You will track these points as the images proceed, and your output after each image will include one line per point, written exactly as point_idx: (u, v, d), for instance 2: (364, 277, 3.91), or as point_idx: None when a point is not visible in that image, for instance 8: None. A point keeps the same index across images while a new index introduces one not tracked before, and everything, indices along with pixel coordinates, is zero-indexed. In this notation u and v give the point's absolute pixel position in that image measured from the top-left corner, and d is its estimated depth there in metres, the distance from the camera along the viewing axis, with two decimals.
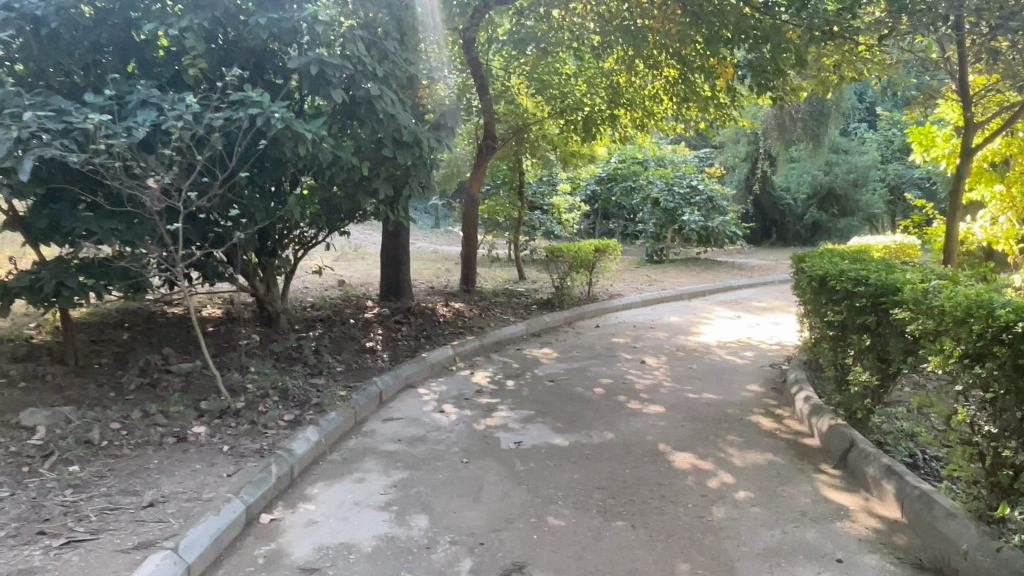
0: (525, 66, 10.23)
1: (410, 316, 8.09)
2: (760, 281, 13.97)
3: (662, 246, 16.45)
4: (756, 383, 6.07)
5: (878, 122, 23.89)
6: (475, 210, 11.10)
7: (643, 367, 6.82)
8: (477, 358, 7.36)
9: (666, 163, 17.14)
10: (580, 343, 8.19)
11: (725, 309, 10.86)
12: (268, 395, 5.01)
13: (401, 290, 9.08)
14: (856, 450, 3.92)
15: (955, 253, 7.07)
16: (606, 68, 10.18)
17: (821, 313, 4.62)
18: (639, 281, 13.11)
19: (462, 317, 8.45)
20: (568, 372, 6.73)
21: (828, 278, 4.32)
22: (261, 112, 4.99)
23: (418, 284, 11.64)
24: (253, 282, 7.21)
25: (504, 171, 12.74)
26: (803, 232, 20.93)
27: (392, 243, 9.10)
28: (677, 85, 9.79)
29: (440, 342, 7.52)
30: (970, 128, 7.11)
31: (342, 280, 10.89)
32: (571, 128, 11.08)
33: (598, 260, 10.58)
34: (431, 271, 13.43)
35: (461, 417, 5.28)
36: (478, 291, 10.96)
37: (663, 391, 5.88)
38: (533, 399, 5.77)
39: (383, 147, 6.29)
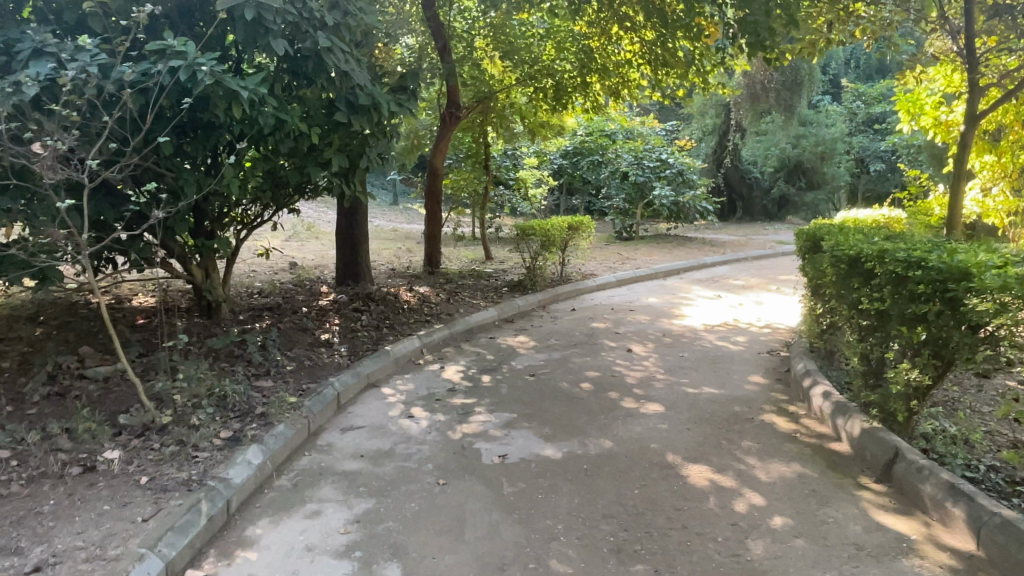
0: (490, 26, 9.59)
1: (371, 303, 7.30)
2: (733, 257, 13.54)
3: (632, 222, 15.88)
4: (758, 373, 5.50)
5: (843, 94, 23.76)
6: (439, 184, 10.28)
7: (631, 357, 6.19)
8: (446, 350, 6.62)
9: (635, 135, 16.50)
10: (558, 329, 7.52)
11: (703, 289, 10.32)
12: (201, 405, 4.21)
13: (359, 274, 8.26)
14: (903, 463, 3.36)
15: (958, 225, 6.63)
16: (576, 33, 9.69)
17: (843, 297, 4.08)
18: (611, 259, 12.51)
19: (428, 303, 7.69)
20: (548, 364, 6.05)
21: (859, 256, 3.77)
22: (186, 65, 4.17)
23: (377, 266, 10.83)
24: (189, 268, 6.34)
25: (468, 143, 11.95)
26: (770, 207, 20.65)
27: (348, 221, 8.25)
28: (653, 48, 9.14)
29: (404, 332, 6.77)
30: (975, 92, 6.55)
31: (294, 263, 10.01)
32: (540, 96, 10.39)
33: (571, 238, 9.92)
34: (392, 251, 12.57)
35: (432, 424, 4.57)
36: (443, 273, 10.23)
37: (658, 386, 5.25)
38: (513, 398, 5.09)
39: (335, 111, 5.57)
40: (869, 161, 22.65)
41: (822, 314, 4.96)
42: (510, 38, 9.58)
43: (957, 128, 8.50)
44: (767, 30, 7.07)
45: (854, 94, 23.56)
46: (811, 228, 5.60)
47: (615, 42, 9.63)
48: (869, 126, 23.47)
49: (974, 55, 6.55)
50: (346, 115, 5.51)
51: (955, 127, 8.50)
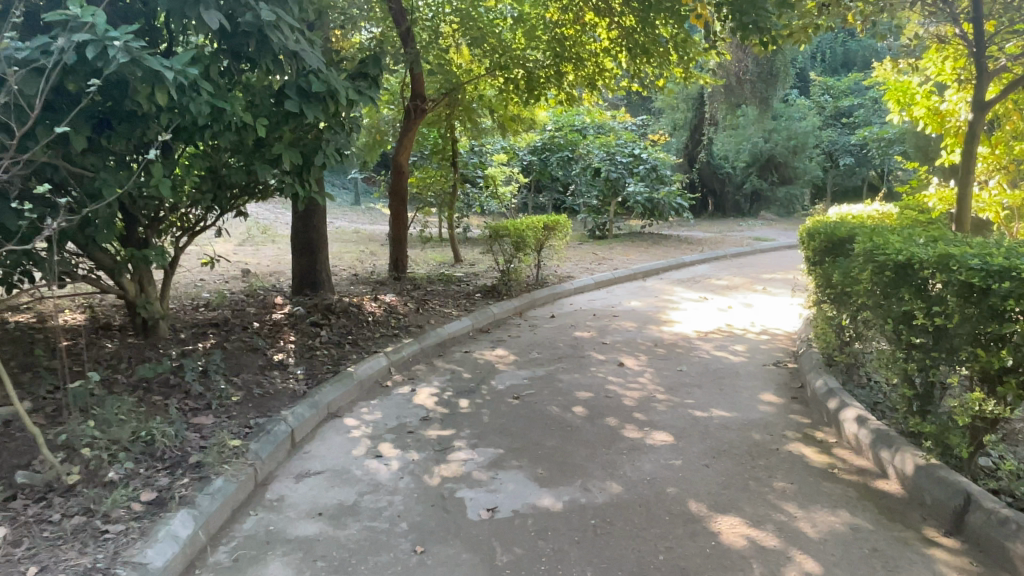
0: (456, 10, 8.72)
1: (331, 316, 6.54)
2: (711, 256, 13.07)
3: (606, 220, 15.35)
4: (770, 390, 4.92)
5: (812, 87, 23.72)
6: (404, 182, 9.51)
7: (625, 372, 5.57)
8: (416, 368, 5.91)
9: (607, 130, 15.86)
10: (539, 340, 6.87)
11: (687, 290, 9.77)
12: (121, 458, 3.45)
13: (318, 282, 7.49)
14: (978, 513, 2.78)
15: (967, 221, 6.12)
16: (548, 20, 9.14)
17: (882, 309, 3.53)
18: (587, 260, 11.92)
19: (395, 313, 6.97)
20: (534, 383, 5.39)
21: (911, 262, 3.21)
22: (95, 40, 3.42)
23: (339, 272, 10.06)
24: (119, 282, 5.52)
25: (433, 139, 11.26)
26: (742, 203, 20.37)
27: (304, 224, 7.47)
28: (631, 36, 8.56)
29: (369, 348, 6.04)
30: (983, 79, 5.98)
31: (246, 272, 9.16)
32: (510, 88, 9.70)
33: (547, 239, 9.27)
34: (354, 255, 11.78)
35: (405, 464, 3.88)
36: (410, 278, 9.51)
37: (660, 409, 4.63)
38: (497, 428, 4.42)
39: (285, 99, 4.88)
40: (838, 155, 22.66)
41: (846, 324, 4.41)
42: (479, 23, 8.75)
43: (952, 118, 8.09)
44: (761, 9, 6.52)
45: (822, 87, 23.52)
46: (823, 226, 5.08)
47: (591, 28, 9.13)
48: (837, 120, 23.45)
49: (983, 38, 5.88)
50: (297, 103, 4.84)
51: (950, 117, 8.06)
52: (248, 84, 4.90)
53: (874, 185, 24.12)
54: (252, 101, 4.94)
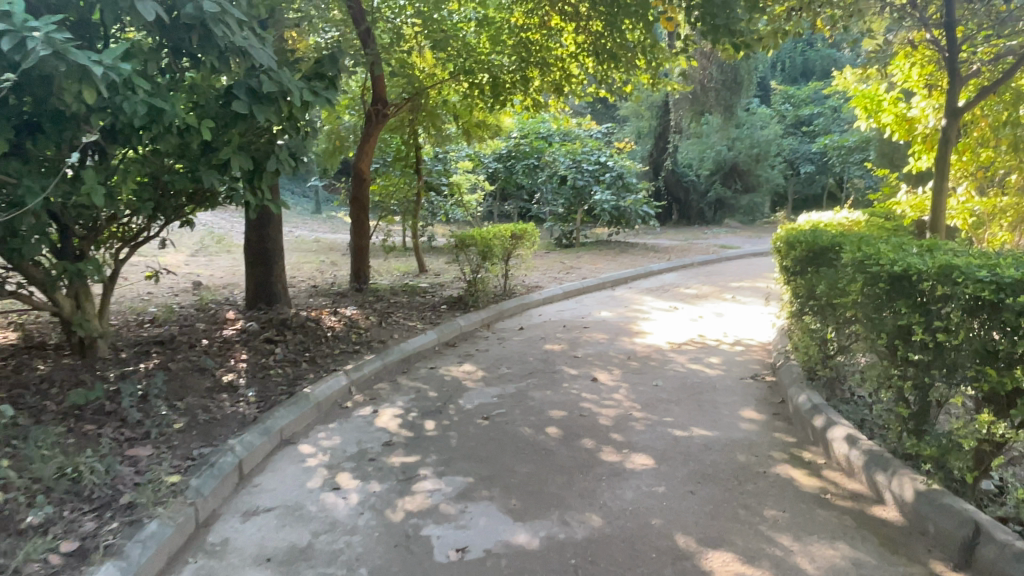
0: (418, 13, 8.39)
1: (286, 332, 6.16)
2: (679, 264, 12.96)
3: (572, 228, 15.18)
4: (750, 406, 4.70)
5: (773, 97, 24.05)
6: (365, 190, 9.13)
7: (599, 389, 5.31)
8: (378, 387, 5.56)
9: (573, 137, 15.69)
10: (507, 354, 6.58)
11: (657, 300, 9.60)
12: (40, 502, 3.06)
13: (273, 295, 7.08)
14: (990, 545, 2.57)
15: (942, 225, 6.07)
16: (512, 24, 9.07)
17: (873, 322, 3.35)
18: (555, 269, 11.69)
19: (356, 328, 6.60)
20: (503, 402, 5.09)
21: (908, 273, 3.02)
22: (11, 32, 3.06)
23: (298, 284, 9.63)
24: (53, 298, 5.08)
25: (395, 145, 10.96)
26: (707, 211, 20.46)
27: (258, 235, 7.05)
28: (599, 41, 8.38)
29: (327, 365, 5.68)
30: (955, 84, 5.96)
31: (198, 285, 8.69)
32: (475, 93, 9.33)
33: (514, 248, 8.99)
34: (313, 266, 11.34)
35: (366, 497, 3.54)
36: (372, 290, 9.13)
37: (638, 429, 4.37)
38: (466, 452, 4.10)
39: (233, 100, 4.56)
40: (799, 163, 22.96)
41: (831, 337, 4.22)
42: (443, 26, 8.48)
43: (919, 124, 8.07)
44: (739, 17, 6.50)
45: (782, 96, 23.86)
46: (802, 234, 4.92)
47: (557, 33, 9.03)
48: (797, 128, 23.78)
49: (956, 43, 5.93)
50: (246, 104, 4.52)
51: (919, 125, 8.02)
52: (192, 84, 4.56)
53: (834, 192, 24.50)
54: (197, 102, 4.60)
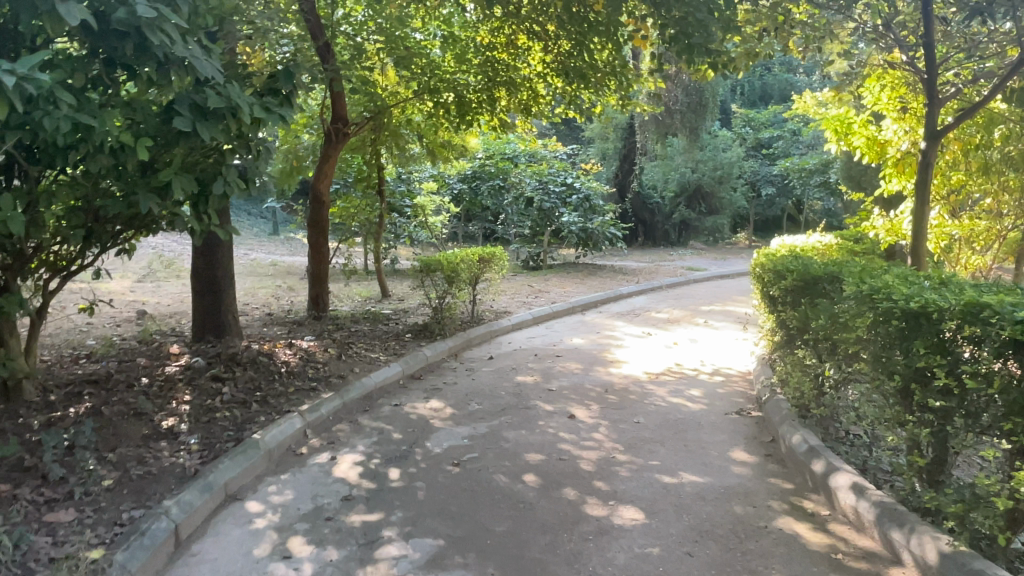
0: (379, 29, 7.99)
1: (236, 368, 5.68)
2: (648, 287, 12.75)
3: (539, 250, 14.92)
4: (740, 445, 4.39)
5: (734, 120, 24.38)
6: (325, 213, 8.66)
7: (576, 427, 4.94)
8: (337, 429, 5.12)
9: (539, 158, 15.44)
10: (477, 388, 6.18)
11: (629, 325, 9.32)
12: None
13: (223, 326, 6.59)
14: None
15: (924, 253, 5.87)
16: (478, 42, 8.81)
17: (884, 363, 3.08)
18: (523, 293, 11.37)
19: (313, 361, 6.14)
20: (474, 445, 4.69)
21: (927, 311, 2.76)
22: None
23: (253, 312, 9.11)
24: None
25: (356, 165, 10.55)
26: (671, 232, 20.47)
27: (207, 261, 6.56)
28: (567, 61, 8.11)
29: (280, 406, 5.23)
30: (935, 107, 5.88)
31: (143, 316, 8.13)
32: (440, 113, 9.06)
33: (481, 273, 8.62)
34: (269, 291, 10.81)
35: (320, 569, 3.11)
36: (332, 318, 8.66)
37: (623, 475, 4.01)
38: (435, 507, 3.70)
39: (175, 116, 4.16)
40: (761, 185, 23.22)
41: (828, 376, 3.94)
42: (406, 44, 8.11)
43: (891, 147, 7.99)
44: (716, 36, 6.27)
45: (743, 119, 24.13)
46: (791, 261, 4.68)
47: (524, 53, 8.78)
48: (758, 151, 24.09)
49: (935, 65, 5.88)
50: (188, 121, 4.12)
51: (890, 147, 7.97)
52: (129, 100, 4.16)
53: (794, 213, 24.81)
54: (134, 118, 4.18)
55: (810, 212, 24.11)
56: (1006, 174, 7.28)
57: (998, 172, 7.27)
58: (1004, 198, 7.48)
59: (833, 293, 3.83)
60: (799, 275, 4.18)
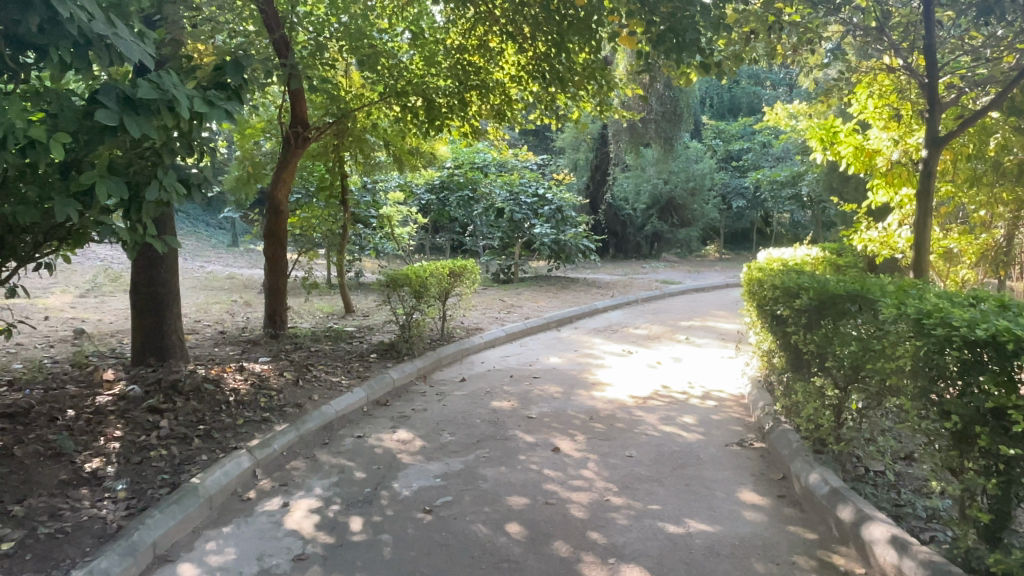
0: (341, 27, 7.41)
1: (177, 399, 5.04)
2: (623, 300, 12.34)
3: (510, 263, 14.50)
4: (749, 484, 3.93)
5: (704, 132, 24.38)
6: (282, 224, 8.01)
7: (562, 462, 4.43)
8: (291, 468, 4.51)
9: (509, 168, 14.93)
10: (449, 415, 5.62)
11: (608, 342, 8.86)
12: None
13: (165, 349, 5.94)
14: None
15: (927, 265, 5.54)
16: (448, 44, 8.32)
17: (934, 400, 2.64)
18: (495, 308, 10.87)
19: (266, 388, 5.52)
20: (449, 485, 4.13)
21: (1000, 341, 2.35)
22: None
23: (205, 330, 8.43)
24: None
25: (319, 172, 9.95)
26: (643, 244, 20.27)
27: (147, 276, 5.88)
28: (543, 64, 7.60)
29: (226, 441, 4.61)
30: (936, 113, 5.55)
31: (80, 335, 7.41)
32: (408, 117, 8.48)
33: (452, 287, 8.07)
34: (223, 306, 10.12)
35: None
36: (290, 336, 8.03)
37: (622, 524, 3.49)
38: (404, 568, 3.15)
39: (100, 107, 3.57)
40: (731, 197, 23.23)
41: (855, 409, 3.50)
42: (370, 42, 7.53)
43: (880, 157, 7.59)
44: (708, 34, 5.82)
45: (713, 131, 24.04)
46: (800, 279, 4.22)
47: (496, 54, 8.32)
48: (727, 163, 24.10)
49: (935, 69, 5.58)
50: (113, 113, 3.54)
51: (878, 156, 7.57)
52: (43, 89, 3.57)
53: (762, 225, 24.87)
54: (50, 112, 3.59)
55: (778, 225, 24.17)
56: (998, 185, 6.89)
57: (987, 184, 6.90)
58: (998, 210, 7.08)
59: (863, 315, 3.37)
60: (817, 292, 3.75)
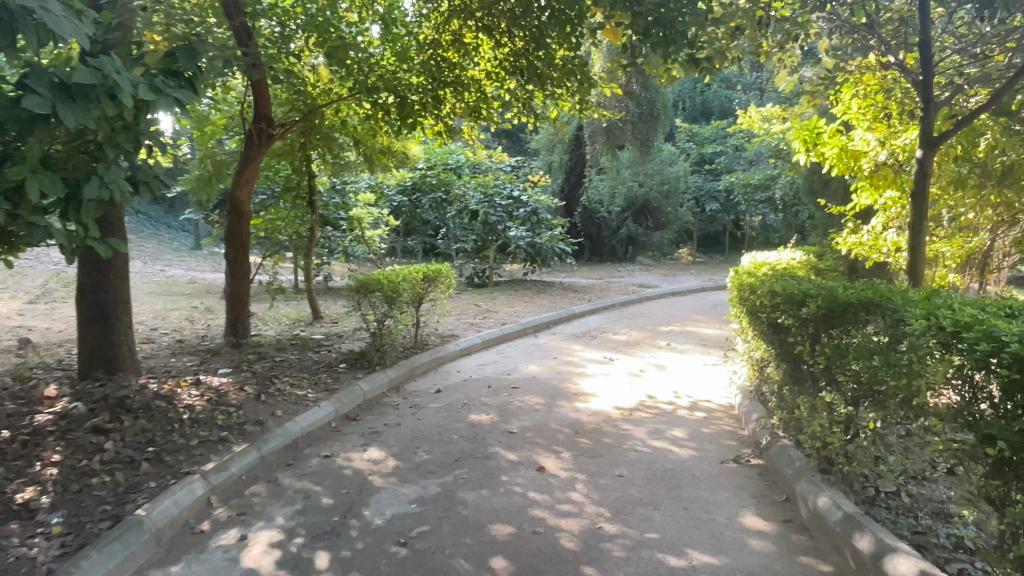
0: (307, 17, 6.97)
1: (124, 417, 4.59)
2: (600, 305, 12.06)
3: (485, 267, 14.23)
4: (752, 507, 3.64)
5: (677, 135, 24.31)
6: (245, 226, 7.54)
7: (548, 484, 4.09)
8: (251, 494, 4.10)
9: (483, 169, 14.57)
10: (424, 430, 5.25)
11: (588, 349, 8.55)
12: None
13: (115, 360, 5.47)
14: None
15: (923, 271, 5.35)
16: (421, 38, 7.96)
17: (972, 424, 2.37)
18: (469, 313, 10.52)
19: (224, 403, 5.09)
20: (425, 512, 3.76)
21: None
22: None
23: (162, 339, 7.93)
24: None
25: (285, 172, 9.52)
26: (618, 247, 20.15)
27: (94, 282, 5.40)
28: (521, 59, 7.28)
29: (178, 464, 4.18)
30: (931, 112, 5.36)
31: (24, 345, 6.88)
32: (380, 114, 8.10)
33: (426, 293, 7.70)
34: (182, 313, 9.60)
35: None
36: (253, 345, 7.58)
37: (618, 556, 3.17)
38: None
39: (31, 94, 3.16)
40: (704, 201, 23.22)
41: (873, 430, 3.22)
42: (339, 34, 7.11)
43: (864, 159, 7.36)
44: (697, 26, 5.55)
45: (686, 135, 24.01)
46: (802, 287, 3.94)
47: (470, 49, 7.99)
48: (700, 166, 24.06)
49: (931, 66, 5.40)
50: (44, 101, 3.14)
51: (862, 158, 7.34)
52: None
53: (734, 229, 24.94)
54: None
55: (750, 228, 24.24)
56: (985, 188, 6.73)
57: (973, 187, 6.74)
58: (988, 212, 6.92)
59: (884, 328, 3.08)
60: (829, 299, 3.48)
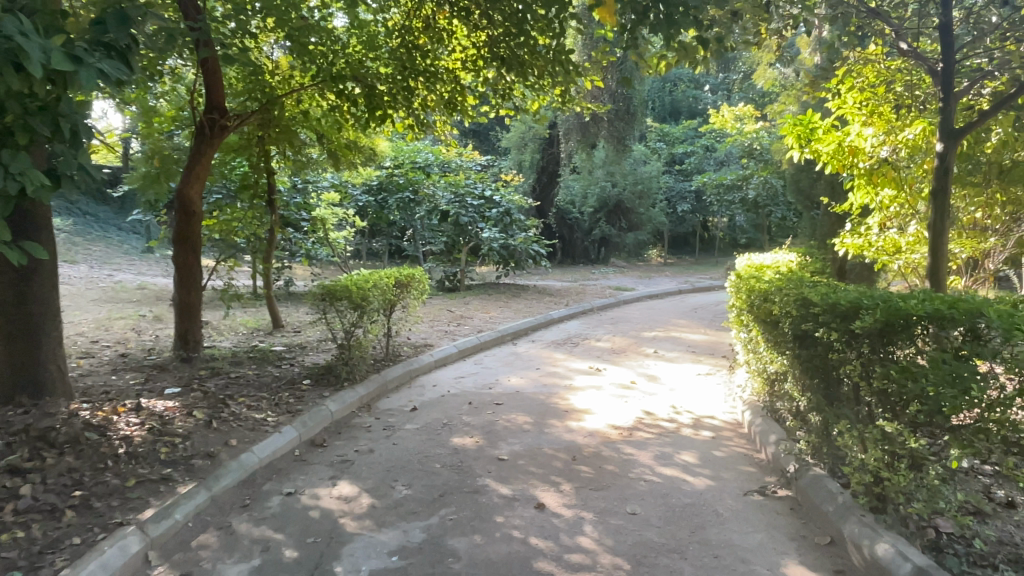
0: None
1: (47, 454, 3.88)
2: (578, 309, 11.56)
3: (455, 270, 13.65)
4: (794, 554, 3.12)
5: (648, 134, 24.02)
6: (196, 228, 6.78)
7: (551, 526, 3.51)
8: (198, 546, 3.44)
9: (453, 167, 13.78)
10: (401, 458, 4.63)
11: (572, 358, 8.02)
12: None
13: (42, 383, 4.74)
14: None
15: (944, 276, 4.96)
16: (390, 22, 7.32)
17: None
18: (443, 319, 9.90)
19: (168, 434, 4.40)
20: (409, 567, 3.15)
21: None
22: None
23: (104, 352, 7.15)
24: None
25: (243, 168, 8.77)
26: (590, 248, 19.74)
27: (15, 293, 4.64)
28: (499, 46, 6.69)
29: (110, 511, 3.49)
30: (951, 103, 4.96)
31: None
32: (346, 105, 7.44)
33: (398, 299, 7.08)
34: (128, 322, 8.78)
35: None
36: (206, 359, 6.84)
37: None
38: None
39: None
40: (676, 202, 22.98)
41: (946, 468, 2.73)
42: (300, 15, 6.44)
43: (860, 160, 6.96)
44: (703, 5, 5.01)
45: (657, 134, 23.72)
46: (840, 295, 3.45)
47: (443, 35, 7.40)
48: (671, 166, 23.82)
49: (951, 55, 4.99)
50: None
51: (857, 157, 6.97)
52: None
53: (703, 230, 24.78)
54: None
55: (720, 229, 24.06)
56: (989, 186, 6.39)
57: (976, 185, 6.41)
58: (994, 212, 6.58)
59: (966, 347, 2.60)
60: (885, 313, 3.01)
